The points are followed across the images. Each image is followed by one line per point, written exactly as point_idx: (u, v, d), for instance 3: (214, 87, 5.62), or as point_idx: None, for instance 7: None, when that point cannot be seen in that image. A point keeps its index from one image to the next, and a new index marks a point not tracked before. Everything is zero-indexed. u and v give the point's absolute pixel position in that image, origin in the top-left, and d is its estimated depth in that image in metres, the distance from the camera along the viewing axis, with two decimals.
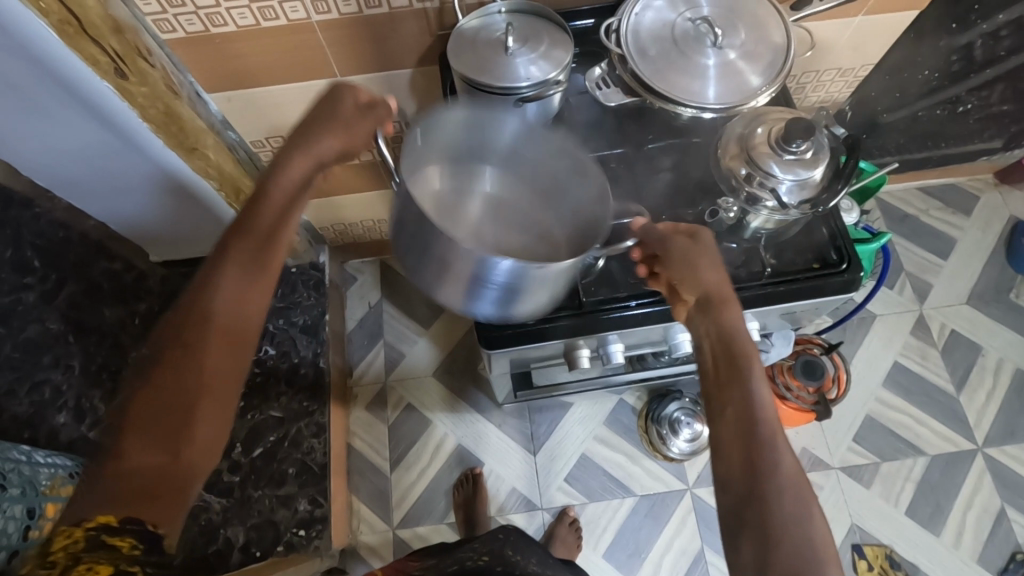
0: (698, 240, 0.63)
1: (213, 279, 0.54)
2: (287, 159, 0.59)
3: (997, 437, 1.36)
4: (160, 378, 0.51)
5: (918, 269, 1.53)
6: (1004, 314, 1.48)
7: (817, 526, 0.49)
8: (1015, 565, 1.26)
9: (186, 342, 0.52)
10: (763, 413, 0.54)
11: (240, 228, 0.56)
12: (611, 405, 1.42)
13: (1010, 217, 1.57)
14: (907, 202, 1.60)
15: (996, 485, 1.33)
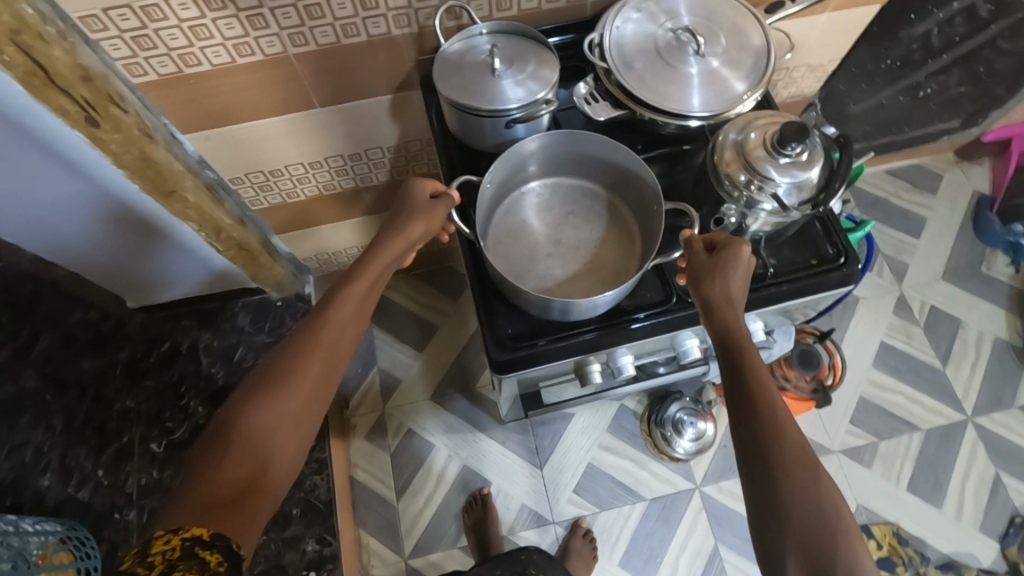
0: (700, 276, 0.66)
1: (312, 330, 0.63)
2: (379, 242, 0.70)
3: (985, 407, 1.41)
4: (267, 403, 0.59)
5: (894, 250, 1.57)
6: (978, 287, 1.53)
7: (825, 490, 0.55)
8: (1015, 529, 1.30)
9: (282, 380, 0.60)
10: (775, 395, 0.60)
11: (338, 292, 0.66)
12: (613, 412, 1.42)
13: (974, 192, 1.63)
14: (877, 186, 1.65)
15: (988, 453, 1.37)
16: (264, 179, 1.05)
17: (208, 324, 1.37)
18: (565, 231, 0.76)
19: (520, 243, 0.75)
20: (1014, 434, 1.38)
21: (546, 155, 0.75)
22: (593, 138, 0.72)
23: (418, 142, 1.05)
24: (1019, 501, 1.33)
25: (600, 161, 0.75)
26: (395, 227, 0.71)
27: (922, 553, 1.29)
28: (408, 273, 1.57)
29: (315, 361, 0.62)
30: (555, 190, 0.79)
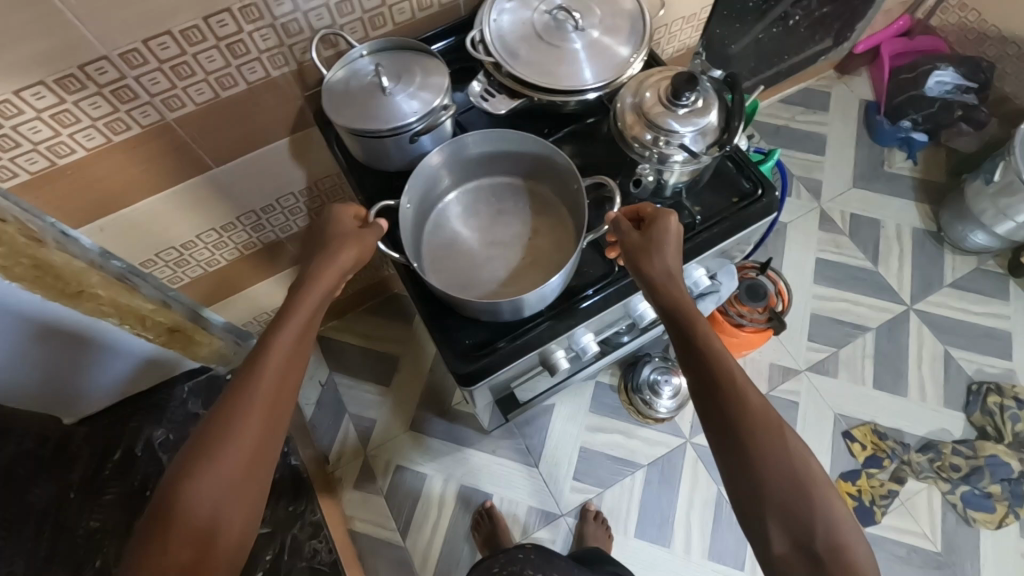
0: (638, 254, 0.66)
1: (248, 385, 0.60)
2: (307, 274, 0.68)
3: (921, 292, 1.51)
4: (208, 472, 0.55)
5: (806, 171, 1.66)
6: (886, 185, 1.63)
7: (792, 451, 0.58)
8: (974, 396, 1.40)
9: (227, 442, 0.57)
10: (726, 363, 0.61)
11: (274, 338, 0.63)
12: (591, 391, 1.43)
13: (860, 101, 1.74)
14: (775, 115, 1.74)
15: (934, 333, 1.47)
16: (178, 254, 0.99)
17: (159, 418, 1.28)
18: (497, 232, 0.76)
19: (457, 254, 0.74)
20: (951, 310, 1.49)
21: (456, 161, 0.75)
22: (498, 134, 0.73)
23: (329, 179, 1.02)
24: (971, 370, 1.43)
25: (511, 155, 0.76)
26: (324, 258, 0.68)
27: (902, 442, 1.36)
28: (355, 311, 1.53)
29: (257, 417, 0.59)
30: (475, 194, 0.78)
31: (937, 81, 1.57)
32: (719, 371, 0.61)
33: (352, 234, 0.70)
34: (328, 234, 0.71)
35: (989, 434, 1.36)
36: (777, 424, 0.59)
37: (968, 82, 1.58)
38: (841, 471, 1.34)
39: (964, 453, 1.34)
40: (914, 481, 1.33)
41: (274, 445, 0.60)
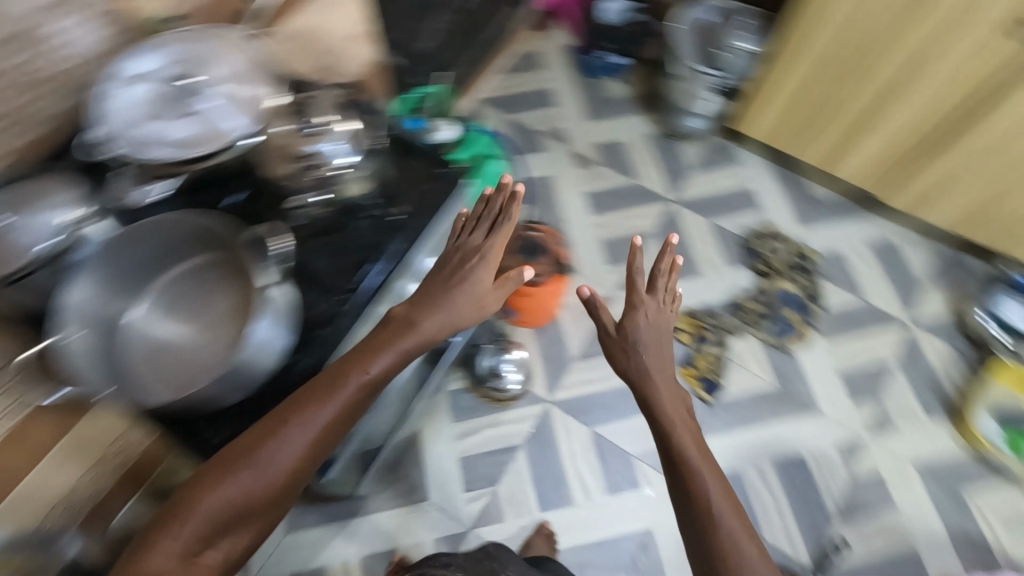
0: (608, 345, 0.92)
1: (281, 443, 0.69)
2: (385, 344, 0.79)
3: (676, 185, 1.70)
4: (212, 509, 0.65)
5: (546, 124, 1.80)
6: (613, 109, 1.82)
7: (724, 521, 0.73)
8: (747, 249, 1.61)
9: (245, 471, 0.67)
10: (688, 429, 0.83)
11: (329, 395, 0.73)
12: (446, 402, 1.43)
13: (563, 48, 1.93)
14: (501, 87, 1.86)
15: (699, 213, 1.67)
16: None
17: None
18: (195, 317, 0.82)
19: (166, 356, 0.80)
20: (703, 189, 1.70)
21: (113, 270, 0.76)
22: (147, 226, 0.75)
23: None
24: (737, 229, 1.64)
25: (176, 244, 0.81)
26: (415, 316, 0.82)
27: (713, 312, 1.53)
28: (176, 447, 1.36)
29: (285, 457, 0.69)
30: (159, 298, 0.83)
31: (614, 11, 1.77)
32: (667, 411, 0.83)
33: (466, 297, 0.85)
34: (439, 287, 0.85)
35: (769, 273, 1.58)
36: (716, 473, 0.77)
37: (639, 3, 1.78)
38: (679, 360, 1.48)
39: (758, 298, 1.54)
40: (735, 339, 1.50)
41: (296, 481, 0.71)
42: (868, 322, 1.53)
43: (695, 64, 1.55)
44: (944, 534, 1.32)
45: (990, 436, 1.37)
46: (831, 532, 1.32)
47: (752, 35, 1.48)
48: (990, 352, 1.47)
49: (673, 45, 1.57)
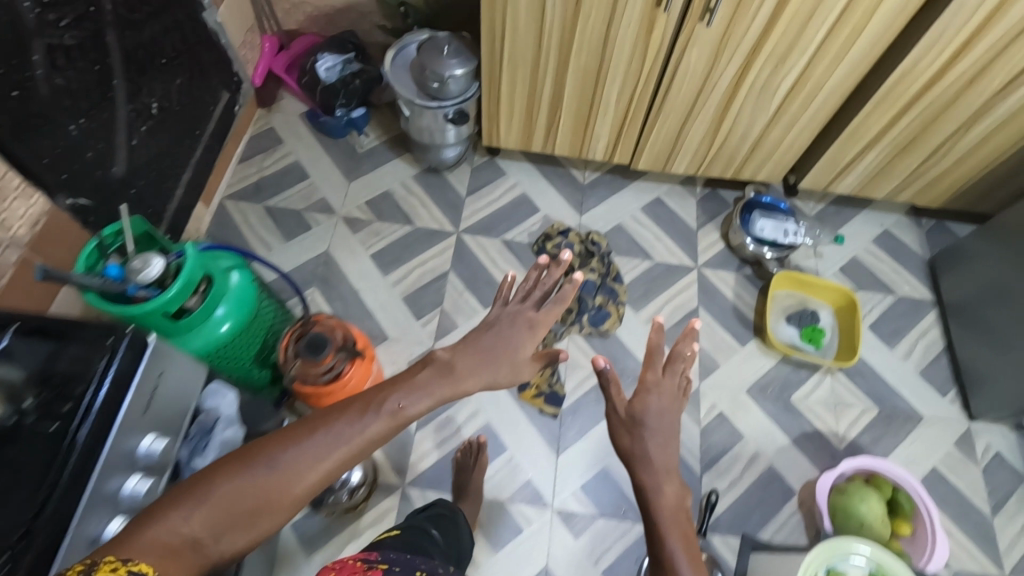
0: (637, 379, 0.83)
1: (358, 418, 0.66)
2: (446, 375, 0.76)
3: (456, 215, 1.69)
4: (295, 462, 0.61)
5: (307, 198, 1.69)
6: (371, 161, 1.76)
7: (678, 561, 0.67)
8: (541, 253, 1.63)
9: (264, 468, 0.59)
10: (672, 474, 0.74)
11: (361, 420, 0.66)
12: (295, 536, 1.27)
13: (299, 117, 1.83)
14: (245, 175, 1.72)
15: (487, 235, 1.66)
16: None
17: None
18: None
19: None
20: (483, 211, 1.70)
21: None
22: None
23: None
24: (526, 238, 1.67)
25: None
26: (464, 375, 0.77)
27: None
28: None
29: (299, 489, 0.60)
30: None
31: (326, 69, 1.71)
32: (655, 484, 0.73)
33: (500, 370, 0.80)
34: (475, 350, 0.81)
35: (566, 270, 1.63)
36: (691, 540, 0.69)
37: (348, 54, 1.75)
38: (516, 386, 1.45)
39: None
40: (559, 343, 1.51)
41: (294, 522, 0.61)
42: (665, 281, 1.63)
43: (420, 92, 1.48)
44: (789, 444, 1.43)
45: (789, 341, 1.54)
46: (702, 488, 1.37)
47: (460, 60, 1.43)
48: (765, 269, 1.64)
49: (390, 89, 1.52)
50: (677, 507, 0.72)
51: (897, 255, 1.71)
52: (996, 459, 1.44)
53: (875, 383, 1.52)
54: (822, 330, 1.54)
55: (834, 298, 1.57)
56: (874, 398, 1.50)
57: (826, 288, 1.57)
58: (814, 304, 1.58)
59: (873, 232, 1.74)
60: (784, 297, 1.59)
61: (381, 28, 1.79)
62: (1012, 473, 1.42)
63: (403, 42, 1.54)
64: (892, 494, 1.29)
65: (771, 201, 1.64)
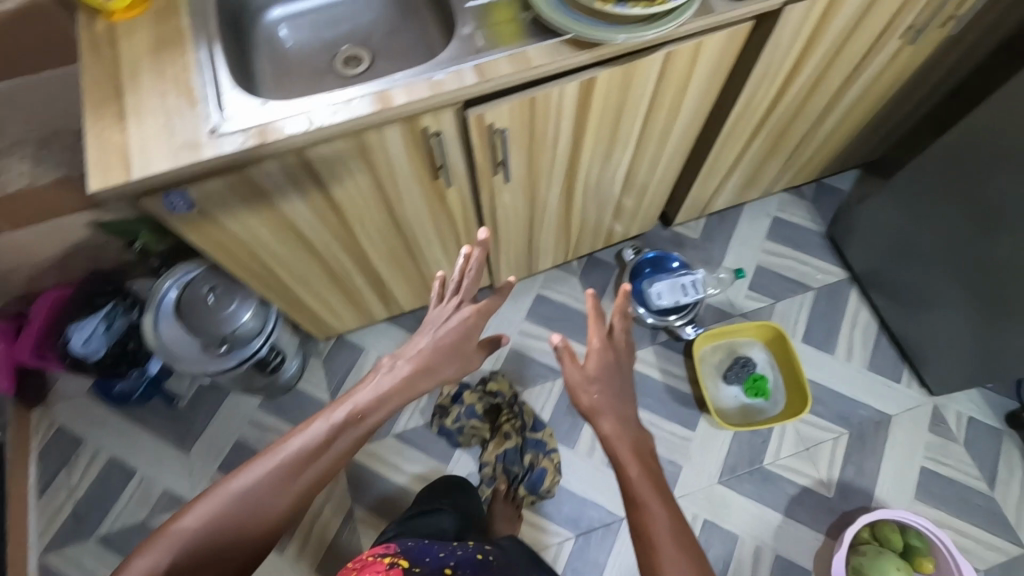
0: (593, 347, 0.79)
1: (309, 445, 0.69)
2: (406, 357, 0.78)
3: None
4: (251, 513, 0.65)
5: (146, 501, 1.34)
6: (201, 412, 1.42)
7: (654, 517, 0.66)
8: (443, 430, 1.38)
9: (217, 521, 0.63)
10: (631, 433, 0.74)
11: (319, 438, 0.69)
12: None
13: (87, 396, 1.44)
14: (55, 510, 1.34)
15: (376, 438, 1.40)
16: None
17: None
18: None
19: None
20: None
21: None
22: None
23: None
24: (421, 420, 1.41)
25: None
26: (417, 379, 0.77)
27: None
28: None
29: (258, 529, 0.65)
30: None
31: (82, 342, 1.30)
32: (617, 436, 0.74)
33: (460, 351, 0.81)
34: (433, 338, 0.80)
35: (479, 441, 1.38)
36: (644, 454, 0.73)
37: (103, 305, 1.34)
38: None
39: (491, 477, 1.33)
40: None
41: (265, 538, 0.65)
42: None
43: (206, 350, 1.13)
44: (783, 520, 1.31)
45: (736, 403, 1.39)
46: None
47: (238, 301, 1.15)
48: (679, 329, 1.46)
49: (161, 352, 1.12)
50: (635, 446, 0.73)
51: (794, 240, 1.57)
52: (971, 427, 1.38)
53: (833, 402, 1.41)
54: (761, 375, 1.39)
55: (758, 333, 1.43)
56: (839, 421, 1.39)
57: (746, 328, 1.42)
58: (742, 349, 1.44)
59: (764, 227, 1.59)
60: (710, 355, 1.43)
61: (130, 252, 1.40)
62: (989, 432, 1.37)
63: (155, 287, 1.15)
64: (902, 540, 1.21)
65: (655, 255, 1.46)
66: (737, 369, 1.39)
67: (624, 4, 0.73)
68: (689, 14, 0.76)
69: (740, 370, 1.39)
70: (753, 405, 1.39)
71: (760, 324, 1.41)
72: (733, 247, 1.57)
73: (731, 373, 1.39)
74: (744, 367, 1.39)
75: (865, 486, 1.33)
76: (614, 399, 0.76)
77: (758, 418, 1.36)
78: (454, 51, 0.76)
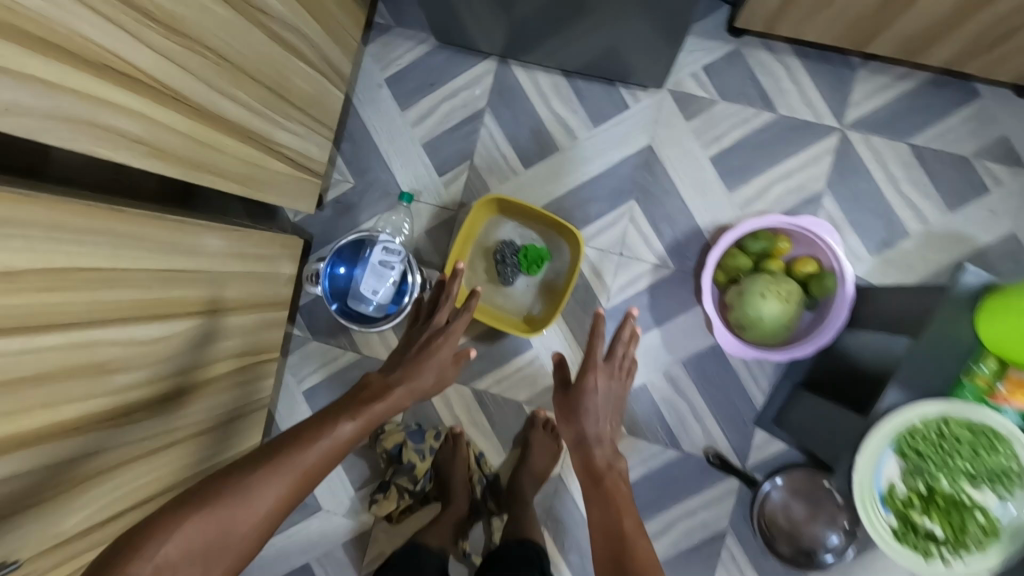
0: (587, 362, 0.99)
1: (323, 437, 0.73)
2: (409, 370, 0.89)
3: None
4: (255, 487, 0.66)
5: None
6: None
7: (620, 519, 0.80)
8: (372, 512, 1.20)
9: (268, 475, 0.67)
10: (605, 451, 0.92)
11: (329, 431, 0.74)
12: None
13: None
14: None
15: None
16: None
17: None
18: None
19: None
20: None
21: None
22: None
23: None
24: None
25: None
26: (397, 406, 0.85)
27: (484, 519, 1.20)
28: None
29: (254, 516, 0.65)
30: None
31: None
32: (592, 440, 0.92)
33: (432, 368, 0.90)
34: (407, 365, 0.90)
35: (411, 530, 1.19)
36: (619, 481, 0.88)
37: None
38: None
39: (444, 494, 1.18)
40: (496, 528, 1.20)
41: (261, 530, 0.66)
42: (429, 420, 1.22)
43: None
44: (661, 331, 1.16)
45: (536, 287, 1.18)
46: (698, 454, 1.15)
47: None
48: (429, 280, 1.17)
49: None
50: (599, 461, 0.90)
51: (427, 80, 1.22)
52: (714, 75, 1.15)
53: (599, 189, 1.18)
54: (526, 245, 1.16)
55: (486, 214, 1.17)
56: (620, 199, 1.17)
57: (472, 225, 1.14)
58: (491, 240, 1.19)
59: (389, 103, 1.23)
60: (475, 278, 1.20)
61: None
62: (733, 60, 1.14)
63: None
64: (750, 258, 1.06)
65: (327, 278, 1.13)
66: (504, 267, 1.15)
67: None
68: None
69: (507, 265, 1.14)
70: (547, 275, 1.17)
71: (475, 211, 1.12)
72: (389, 153, 1.23)
73: (503, 276, 1.15)
74: (506, 260, 1.14)
75: (689, 227, 1.15)
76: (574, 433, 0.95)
77: (562, 279, 1.16)
78: None
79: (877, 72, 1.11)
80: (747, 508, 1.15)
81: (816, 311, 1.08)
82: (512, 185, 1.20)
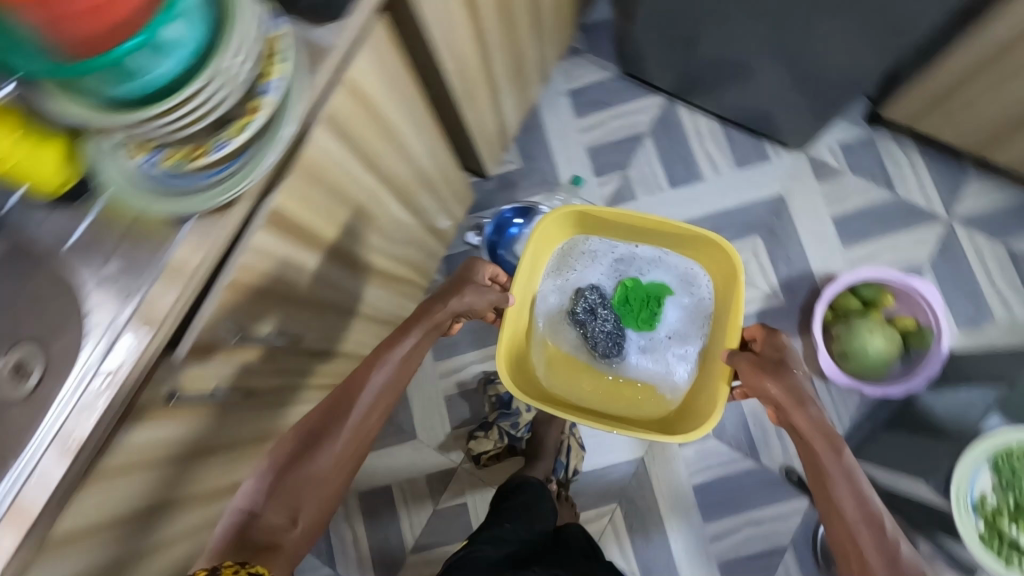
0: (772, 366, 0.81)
1: (367, 379, 0.81)
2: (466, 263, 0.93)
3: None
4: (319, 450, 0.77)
5: None
6: None
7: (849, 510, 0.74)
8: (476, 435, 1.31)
9: (345, 416, 0.79)
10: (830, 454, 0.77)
11: (368, 377, 0.81)
12: None
13: None
14: None
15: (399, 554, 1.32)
16: None
17: None
18: None
19: None
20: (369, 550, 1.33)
21: None
22: None
23: None
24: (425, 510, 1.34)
25: None
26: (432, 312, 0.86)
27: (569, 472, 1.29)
28: None
29: (337, 452, 0.78)
30: None
31: None
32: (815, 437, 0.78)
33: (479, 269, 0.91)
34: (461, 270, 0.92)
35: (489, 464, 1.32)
36: (842, 444, 0.76)
37: None
38: None
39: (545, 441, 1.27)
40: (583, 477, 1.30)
41: (347, 467, 0.80)
42: None
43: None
44: None
45: (670, 339, 1.11)
46: (775, 470, 1.26)
47: None
48: None
49: None
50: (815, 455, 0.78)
51: (602, 100, 1.45)
52: (847, 151, 1.36)
53: (731, 220, 1.37)
54: (620, 286, 1.14)
55: (561, 229, 1.08)
56: (748, 233, 1.35)
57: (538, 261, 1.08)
58: (564, 274, 1.15)
59: (567, 108, 1.45)
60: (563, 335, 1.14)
61: None
62: (864, 145, 1.36)
63: None
64: (859, 301, 1.23)
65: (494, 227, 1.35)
66: (597, 318, 1.12)
67: (223, 140, 0.53)
68: (306, 76, 0.59)
69: (602, 315, 1.12)
70: (661, 329, 1.12)
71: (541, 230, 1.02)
72: (556, 148, 1.44)
73: (602, 343, 1.12)
74: (596, 312, 1.12)
75: (803, 270, 1.32)
76: (780, 395, 0.79)
77: (712, 341, 1.06)
78: (100, 313, 0.58)
79: (985, 182, 1.32)
80: (811, 531, 1.23)
81: (906, 363, 1.22)
82: (657, 199, 1.39)
